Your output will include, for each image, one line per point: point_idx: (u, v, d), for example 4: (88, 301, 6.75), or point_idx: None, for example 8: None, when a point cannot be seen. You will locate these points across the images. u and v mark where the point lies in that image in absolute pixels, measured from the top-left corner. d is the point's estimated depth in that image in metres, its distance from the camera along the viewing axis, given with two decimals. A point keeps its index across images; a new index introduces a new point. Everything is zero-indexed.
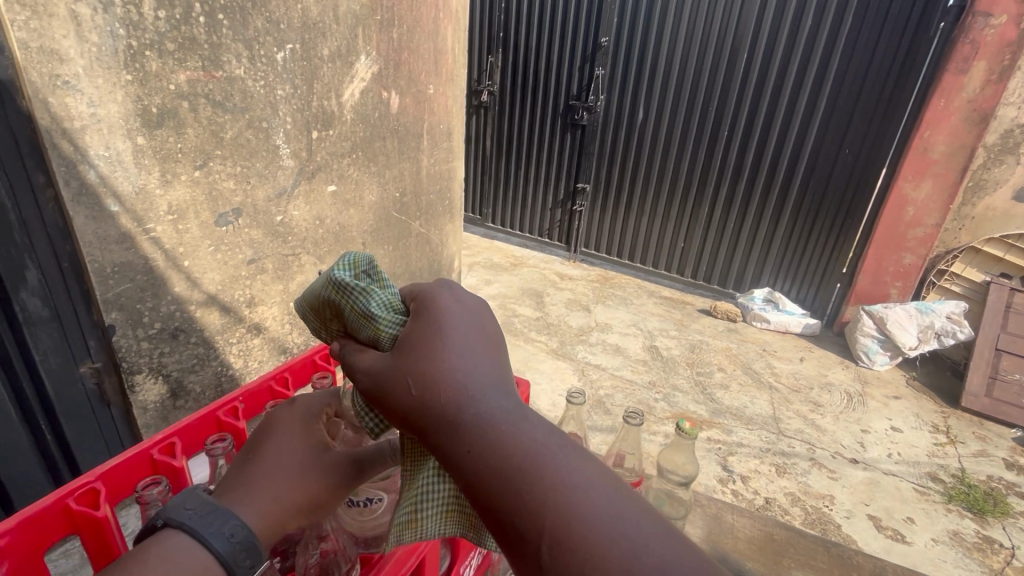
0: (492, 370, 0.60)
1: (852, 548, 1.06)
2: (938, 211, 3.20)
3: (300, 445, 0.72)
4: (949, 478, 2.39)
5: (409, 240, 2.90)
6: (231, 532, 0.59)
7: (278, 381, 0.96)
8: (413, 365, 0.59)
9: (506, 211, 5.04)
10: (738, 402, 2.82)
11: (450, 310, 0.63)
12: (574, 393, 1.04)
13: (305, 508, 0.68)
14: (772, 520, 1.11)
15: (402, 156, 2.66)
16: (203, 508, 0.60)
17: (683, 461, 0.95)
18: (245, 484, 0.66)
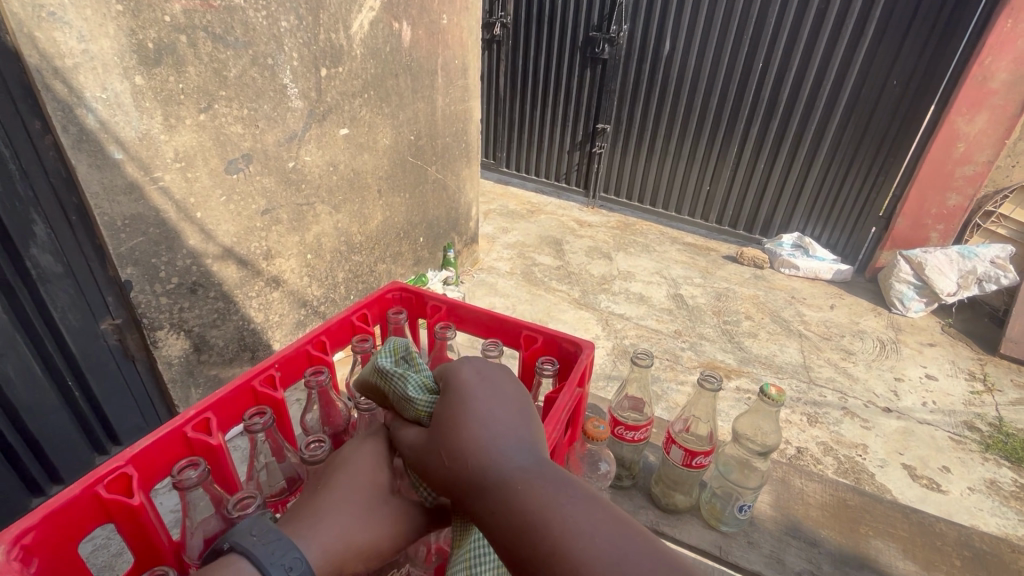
0: (518, 426, 0.57)
1: (932, 515, 1.00)
2: (992, 147, 2.98)
3: (370, 480, 0.65)
4: (986, 427, 2.34)
5: (426, 187, 2.77)
6: (291, 564, 0.52)
7: (315, 344, 0.88)
8: (441, 426, 0.58)
9: (522, 154, 4.83)
10: (767, 351, 2.75)
11: (475, 372, 0.62)
12: (641, 354, 0.96)
13: (367, 554, 0.60)
14: (844, 484, 1.04)
15: (416, 96, 2.48)
16: (267, 532, 0.54)
17: (766, 429, 0.86)
18: (311, 517, 0.59)
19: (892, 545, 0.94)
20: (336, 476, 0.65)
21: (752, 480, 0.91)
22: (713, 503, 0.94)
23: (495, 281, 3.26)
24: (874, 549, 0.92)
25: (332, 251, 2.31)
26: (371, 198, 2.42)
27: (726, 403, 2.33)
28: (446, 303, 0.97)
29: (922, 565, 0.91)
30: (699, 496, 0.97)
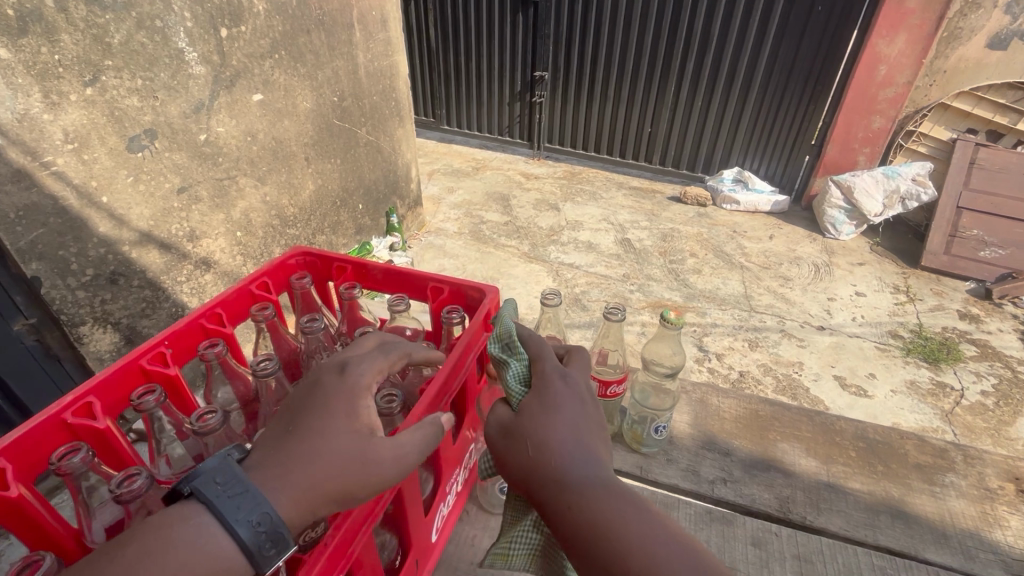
0: (597, 445, 0.64)
1: (834, 414, 1.08)
2: (910, 68, 3.06)
3: (348, 424, 0.59)
4: (907, 334, 2.53)
5: (358, 151, 2.66)
6: (259, 520, 0.49)
7: (210, 318, 0.85)
8: (533, 424, 0.64)
9: (461, 111, 4.68)
10: (711, 285, 2.85)
11: (566, 380, 0.69)
12: (550, 295, 1.00)
13: (343, 500, 0.56)
14: (756, 397, 1.11)
15: (333, 53, 2.34)
16: (232, 482, 0.50)
17: (670, 351, 0.94)
18: (281, 461, 0.55)
19: (796, 446, 1.01)
20: (312, 417, 0.59)
21: (666, 401, 0.98)
22: (634, 430, 0.98)
23: (443, 243, 3.23)
24: (781, 451, 1.00)
25: (263, 227, 2.21)
26: (299, 167, 2.31)
27: None
28: (351, 262, 0.94)
29: (822, 460, 0.98)
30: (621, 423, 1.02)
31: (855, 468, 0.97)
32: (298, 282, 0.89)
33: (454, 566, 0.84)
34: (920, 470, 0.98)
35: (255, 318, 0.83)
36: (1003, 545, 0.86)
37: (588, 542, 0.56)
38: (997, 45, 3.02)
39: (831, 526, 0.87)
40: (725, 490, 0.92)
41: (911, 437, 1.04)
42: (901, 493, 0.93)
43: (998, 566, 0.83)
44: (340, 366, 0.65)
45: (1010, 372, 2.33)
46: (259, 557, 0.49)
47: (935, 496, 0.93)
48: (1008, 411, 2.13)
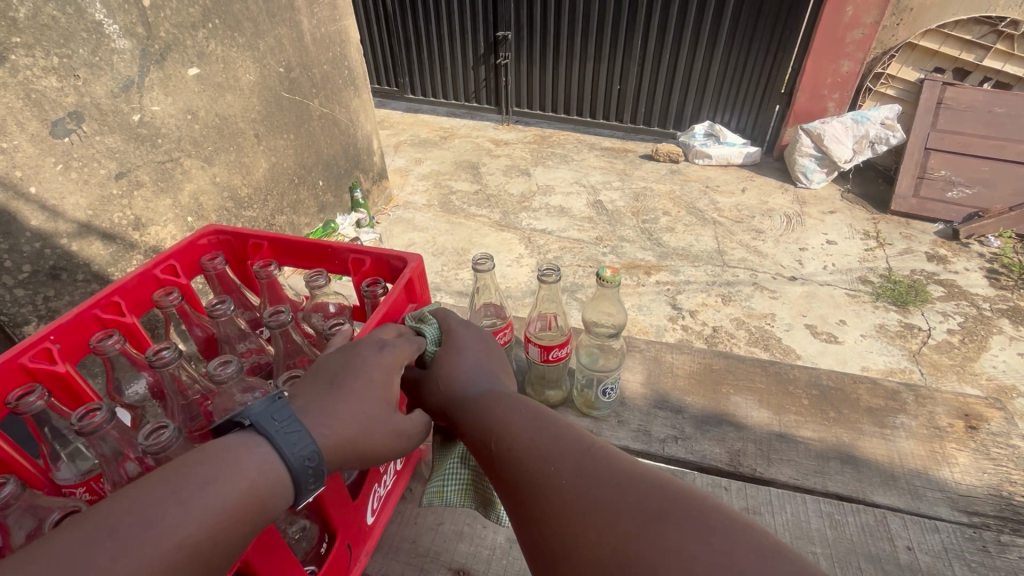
0: (494, 368, 0.74)
1: (788, 364, 1.07)
2: (876, 7, 2.99)
3: (379, 393, 0.64)
4: (877, 279, 2.54)
5: (313, 124, 2.54)
6: (308, 456, 0.55)
7: (107, 307, 0.80)
8: (439, 362, 0.74)
9: (425, 78, 4.51)
10: (684, 242, 2.83)
11: (469, 328, 0.79)
12: (482, 260, 0.98)
13: (362, 452, 0.61)
14: (711, 351, 1.10)
15: (273, 20, 2.19)
16: (291, 423, 0.56)
17: (611, 309, 0.96)
18: (326, 409, 0.60)
19: (750, 398, 1.00)
20: (348, 378, 0.63)
21: (612, 361, 1.00)
22: (585, 394, 0.98)
23: (413, 217, 3.14)
24: (734, 404, 0.99)
25: (215, 211, 2.10)
26: (248, 144, 2.19)
27: (647, 298, 2.43)
28: (267, 238, 0.91)
29: (775, 411, 0.98)
30: (570, 386, 1.02)
31: (807, 416, 0.97)
32: (210, 264, 0.88)
33: (394, 545, 0.83)
34: (871, 413, 0.98)
35: (160, 304, 0.81)
36: (951, 482, 0.87)
37: (477, 431, 0.64)
38: None
39: (781, 477, 0.87)
40: (676, 448, 0.91)
41: (864, 381, 1.04)
42: (852, 438, 0.93)
43: (945, 504, 0.84)
44: (376, 342, 0.69)
45: (975, 310, 2.37)
46: (302, 489, 0.54)
47: (885, 438, 0.94)
48: (973, 347, 2.18)
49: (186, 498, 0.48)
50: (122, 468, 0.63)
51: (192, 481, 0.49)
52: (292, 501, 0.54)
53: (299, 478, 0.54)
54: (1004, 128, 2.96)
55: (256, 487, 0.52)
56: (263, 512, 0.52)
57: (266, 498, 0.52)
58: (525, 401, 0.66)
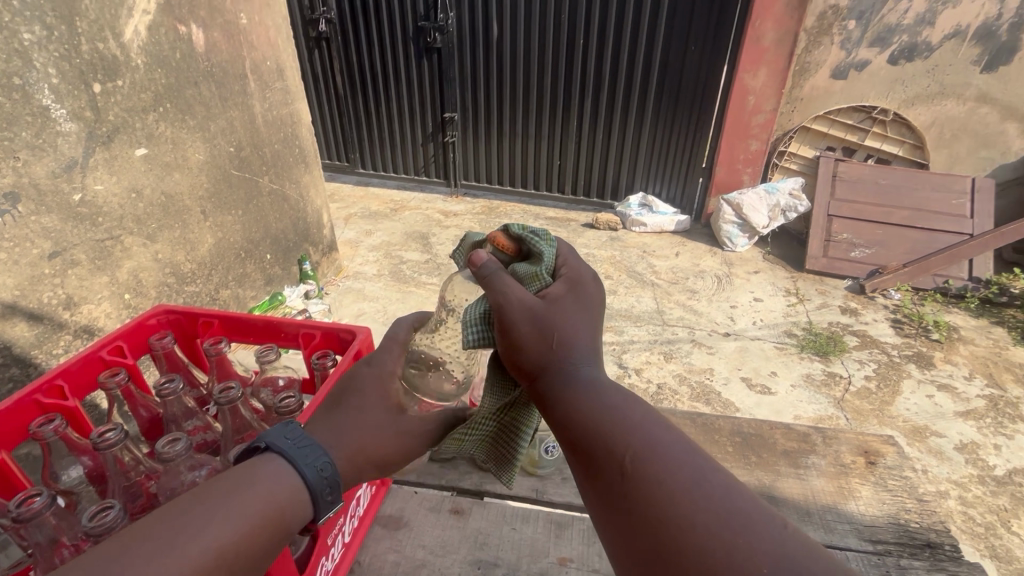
0: (601, 350, 0.70)
1: (713, 415, 1.16)
2: (773, 96, 3.45)
3: (381, 406, 0.73)
4: (800, 332, 2.77)
5: (262, 200, 2.58)
6: (321, 466, 0.62)
7: (49, 391, 0.79)
8: (561, 315, 0.68)
9: (375, 154, 4.69)
10: (626, 304, 3.00)
11: (591, 284, 0.73)
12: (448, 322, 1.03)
13: (378, 459, 0.70)
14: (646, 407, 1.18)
15: (225, 104, 2.28)
16: (301, 439, 0.64)
17: None
18: (332, 428, 0.68)
19: None
20: (350, 399, 0.72)
21: None
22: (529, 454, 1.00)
23: (363, 286, 3.17)
24: None
25: (156, 286, 2.05)
26: (194, 220, 2.19)
27: None
28: (218, 316, 0.93)
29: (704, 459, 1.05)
30: None
31: (732, 462, 1.04)
32: (157, 343, 0.88)
33: None
34: (787, 455, 1.07)
35: (104, 385, 0.80)
36: (857, 514, 0.95)
37: (598, 429, 0.60)
38: (839, 75, 3.44)
39: None
40: None
41: (779, 427, 1.14)
42: (771, 479, 1.01)
43: (853, 535, 0.91)
44: (369, 364, 0.78)
45: (886, 357, 2.62)
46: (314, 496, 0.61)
47: (799, 477, 1.02)
48: (887, 391, 2.38)
49: (209, 512, 0.54)
50: (54, 558, 0.61)
51: (213, 497, 0.55)
52: (309, 512, 0.61)
53: (312, 482, 0.61)
54: (889, 197, 3.41)
55: (273, 499, 0.58)
56: (280, 522, 0.58)
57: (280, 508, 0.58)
58: (650, 413, 0.63)
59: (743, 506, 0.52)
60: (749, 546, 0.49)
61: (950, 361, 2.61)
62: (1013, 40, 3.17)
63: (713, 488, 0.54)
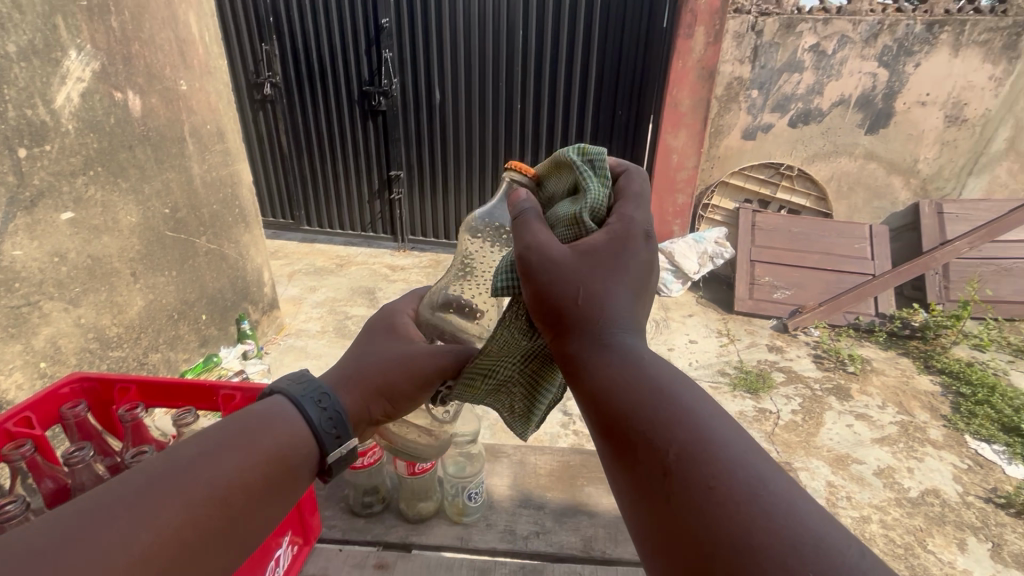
0: (638, 315, 0.62)
1: None
2: (694, 154, 3.77)
3: (388, 349, 0.83)
4: (733, 371, 2.94)
5: (198, 261, 2.54)
6: (316, 398, 0.71)
7: None
8: (592, 270, 0.61)
9: (321, 211, 4.71)
10: None
11: (634, 234, 0.66)
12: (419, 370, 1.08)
13: (386, 387, 0.78)
14: (569, 449, 1.22)
15: (161, 167, 2.28)
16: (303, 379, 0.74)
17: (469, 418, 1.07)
18: (342, 369, 0.79)
19: (600, 487, 1.11)
20: (367, 347, 0.84)
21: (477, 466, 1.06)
22: (455, 501, 1.04)
23: (306, 344, 3.11)
24: (587, 494, 1.10)
25: (76, 353, 1.95)
26: (122, 283, 2.12)
27: None
28: (136, 380, 0.92)
29: None
30: (440, 496, 1.07)
31: None
32: (69, 411, 0.86)
33: None
34: None
35: (8, 458, 0.77)
36: None
37: (640, 407, 0.53)
38: (749, 136, 3.83)
39: (626, 555, 0.97)
40: (537, 542, 1.00)
41: None
42: None
43: None
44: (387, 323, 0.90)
45: (810, 390, 2.81)
46: (323, 437, 0.68)
47: None
48: (812, 423, 2.54)
49: (226, 455, 0.59)
50: None
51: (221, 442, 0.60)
52: (309, 447, 0.67)
53: (319, 425, 0.68)
54: (801, 242, 3.76)
55: (285, 442, 0.64)
56: (293, 466, 0.64)
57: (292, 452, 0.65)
58: (703, 404, 0.53)
59: (786, 492, 0.45)
60: (794, 531, 0.41)
61: (866, 391, 2.82)
62: (886, 108, 3.62)
63: (753, 465, 0.47)
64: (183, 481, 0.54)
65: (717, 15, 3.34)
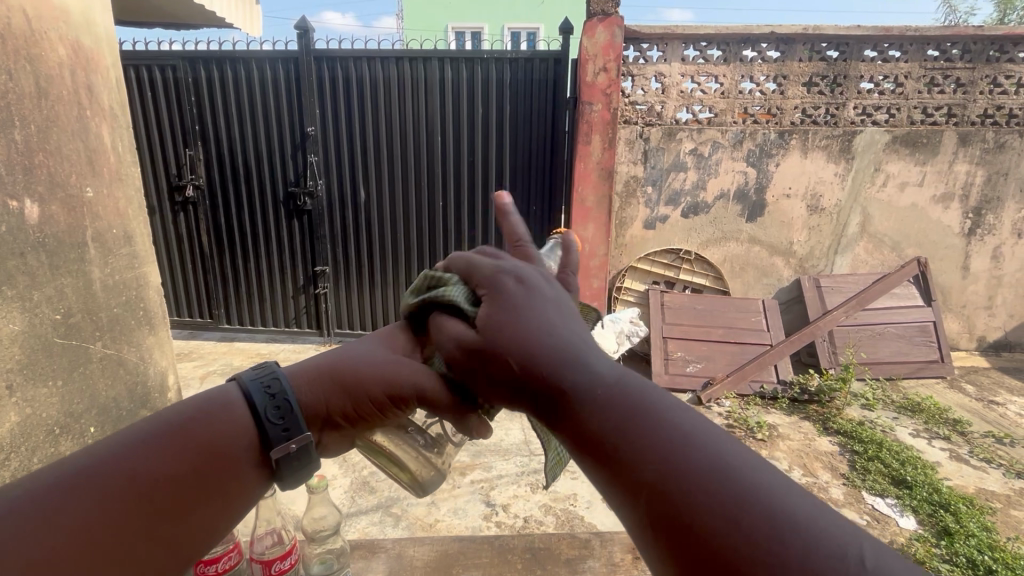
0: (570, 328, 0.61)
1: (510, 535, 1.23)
2: (603, 243, 4.10)
3: (381, 345, 0.76)
4: None
5: (91, 367, 2.39)
6: (269, 387, 0.69)
7: None
8: (504, 328, 0.58)
9: (242, 309, 4.60)
10: (495, 438, 3.07)
11: (508, 283, 0.64)
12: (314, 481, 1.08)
13: (348, 388, 0.70)
14: (449, 537, 1.22)
15: (56, 272, 2.21)
16: (266, 371, 0.72)
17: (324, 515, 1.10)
18: (323, 358, 0.75)
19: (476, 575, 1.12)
20: (360, 342, 0.78)
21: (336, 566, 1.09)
22: None
23: None
24: None
25: None
26: None
27: (462, 499, 2.51)
28: None
29: None
30: None
31: None
32: None
33: None
34: (569, 563, 1.16)
35: None
36: None
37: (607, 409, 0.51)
38: (650, 225, 4.28)
39: None
40: None
41: (569, 537, 1.23)
42: None
43: None
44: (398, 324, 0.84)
45: None
46: (268, 429, 0.66)
47: None
48: None
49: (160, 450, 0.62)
50: None
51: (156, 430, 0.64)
52: (241, 441, 0.66)
53: (264, 415, 0.67)
54: (705, 318, 4.08)
55: (226, 435, 0.65)
56: (233, 459, 0.65)
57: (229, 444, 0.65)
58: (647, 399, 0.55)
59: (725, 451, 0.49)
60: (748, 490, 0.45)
61: (774, 456, 2.98)
62: (760, 200, 4.20)
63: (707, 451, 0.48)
64: (120, 468, 0.60)
65: (609, 126, 3.84)
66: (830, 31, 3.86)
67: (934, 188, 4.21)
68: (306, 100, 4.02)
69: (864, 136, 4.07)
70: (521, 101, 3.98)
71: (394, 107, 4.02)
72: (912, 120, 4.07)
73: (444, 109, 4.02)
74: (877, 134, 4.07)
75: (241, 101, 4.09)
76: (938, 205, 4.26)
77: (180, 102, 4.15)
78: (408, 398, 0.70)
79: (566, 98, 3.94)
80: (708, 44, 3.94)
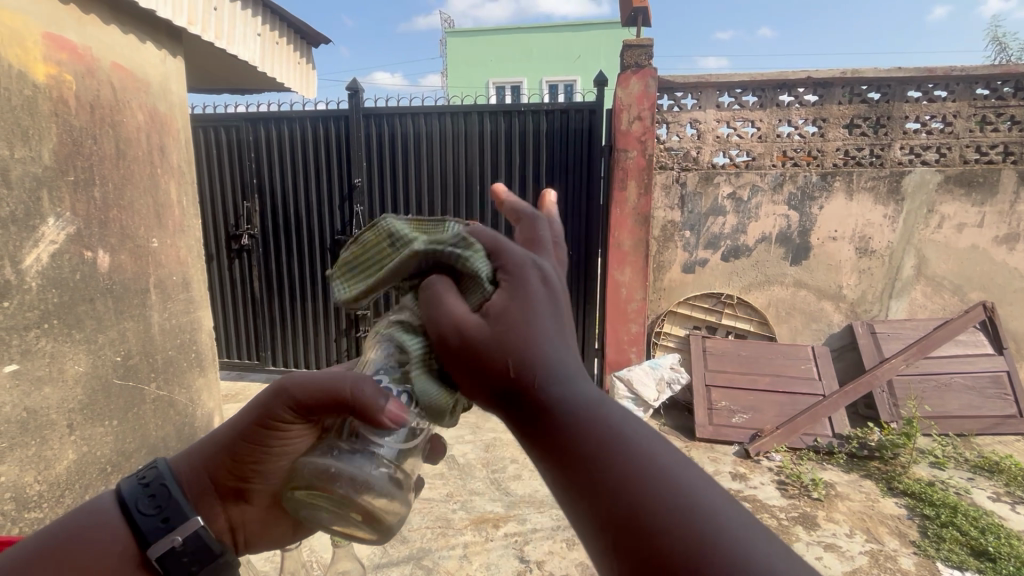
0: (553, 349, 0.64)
1: None
2: (641, 288, 4.06)
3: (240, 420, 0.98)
4: None
5: (143, 408, 2.50)
6: (149, 484, 0.92)
7: None
8: (511, 333, 0.61)
9: (288, 351, 4.75)
10: (530, 488, 2.97)
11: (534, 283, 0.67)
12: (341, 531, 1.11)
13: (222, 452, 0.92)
14: None
15: (120, 316, 2.36)
16: (148, 474, 0.94)
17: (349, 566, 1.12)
18: (198, 452, 0.98)
19: None
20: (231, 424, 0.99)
21: None
22: None
23: None
24: None
25: None
26: (56, 435, 2.06)
27: (495, 553, 2.43)
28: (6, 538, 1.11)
29: None
30: None
31: None
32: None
33: None
34: None
35: None
36: None
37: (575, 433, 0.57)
38: (689, 269, 4.20)
39: None
40: None
41: None
42: None
43: None
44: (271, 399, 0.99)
45: (776, 521, 2.73)
46: (144, 521, 0.88)
47: None
48: None
49: (55, 556, 0.85)
50: None
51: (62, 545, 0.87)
52: (126, 539, 0.88)
53: (142, 509, 0.89)
54: (751, 365, 3.90)
55: (115, 538, 0.88)
56: (117, 557, 0.87)
57: (114, 543, 0.88)
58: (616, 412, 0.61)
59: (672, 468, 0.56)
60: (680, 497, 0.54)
61: (832, 519, 2.75)
62: (804, 243, 4.07)
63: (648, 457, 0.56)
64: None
65: (644, 173, 3.87)
66: (870, 73, 3.81)
67: (995, 229, 3.98)
68: (354, 155, 4.26)
69: (914, 176, 3.92)
70: (557, 149, 4.08)
71: (436, 159, 4.21)
72: (965, 159, 3.92)
73: (483, 159, 4.17)
74: (928, 174, 3.92)
75: (294, 156, 4.38)
76: (1002, 247, 4.02)
77: (240, 159, 4.49)
78: (286, 414, 0.84)
79: (602, 146, 4.03)
80: (743, 91, 3.97)
